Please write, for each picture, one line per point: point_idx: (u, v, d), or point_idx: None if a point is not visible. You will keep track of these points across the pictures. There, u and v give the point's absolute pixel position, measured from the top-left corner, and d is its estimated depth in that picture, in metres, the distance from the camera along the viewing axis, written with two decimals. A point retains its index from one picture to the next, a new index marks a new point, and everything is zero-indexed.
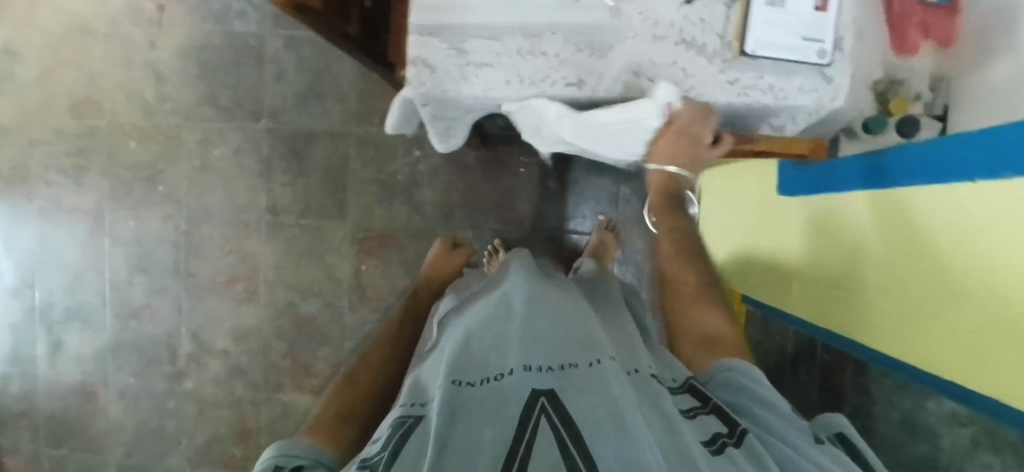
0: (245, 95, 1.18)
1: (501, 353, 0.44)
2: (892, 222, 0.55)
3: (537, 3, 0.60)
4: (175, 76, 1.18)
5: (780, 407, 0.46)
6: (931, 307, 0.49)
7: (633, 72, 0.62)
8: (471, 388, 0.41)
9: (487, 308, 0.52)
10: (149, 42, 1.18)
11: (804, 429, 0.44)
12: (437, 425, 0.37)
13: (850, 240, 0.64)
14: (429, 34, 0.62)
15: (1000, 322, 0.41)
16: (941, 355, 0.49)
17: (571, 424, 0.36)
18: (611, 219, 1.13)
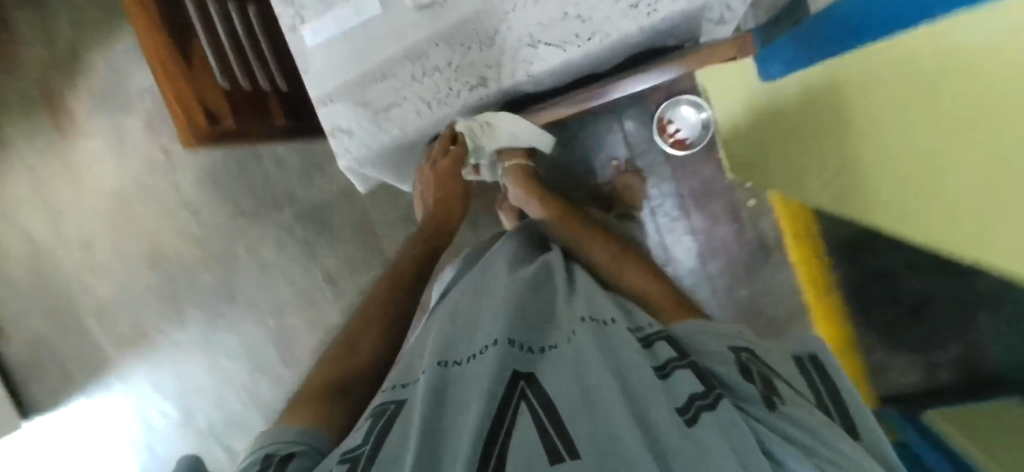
0: (263, 192, 1.29)
1: (482, 330, 0.45)
2: (909, 65, 0.40)
3: (409, 23, 0.57)
4: (205, 203, 1.32)
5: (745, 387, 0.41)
6: (972, 174, 0.35)
7: (530, 44, 0.57)
8: (456, 367, 0.41)
9: (455, 307, 0.51)
10: (174, 184, 1.32)
11: (760, 397, 0.40)
12: (422, 410, 0.36)
13: (863, 105, 0.48)
14: (331, 104, 0.62)
15: None
16: (986, 244, 0.34)
17: (552, 407, 0.35)
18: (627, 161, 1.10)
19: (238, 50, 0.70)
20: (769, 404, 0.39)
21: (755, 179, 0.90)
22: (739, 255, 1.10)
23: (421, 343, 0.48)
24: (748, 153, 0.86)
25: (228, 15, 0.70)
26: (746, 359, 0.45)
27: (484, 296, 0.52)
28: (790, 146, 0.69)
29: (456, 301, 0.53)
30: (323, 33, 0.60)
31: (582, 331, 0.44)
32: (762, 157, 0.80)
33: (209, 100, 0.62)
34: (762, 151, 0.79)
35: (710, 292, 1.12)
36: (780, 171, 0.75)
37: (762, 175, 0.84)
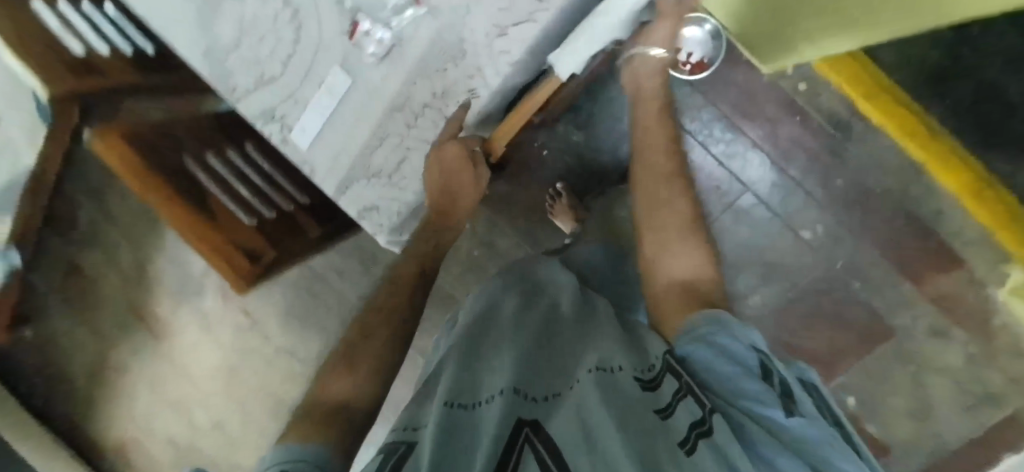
0: (340, 307, 1.31)
1: (496, 372, 0.39)
2: None
3: (382, 79, 0.57)
4: (294, 340, 1.36)
5: (753, 393, 0.35)
6: None
7: (500, 34, 0.53)
8: (463, 409, 0.34)
9: (457, 350, 0.44)
10: (264, 336, 1.37)
11: (771, 402, 0.33)
12: (430, 453, 0.29)
13: None
14: (349, 188, 0.62)
15: None
16: None
17: (561, 457, 0.28)
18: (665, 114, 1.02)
19: (253, 187, 0.72)
20: (785, 411, 0.32)
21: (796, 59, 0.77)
22: (817, 145, 0.99)
23: (424, 389, 0.41)
24: (773, 33, 0.75)
25: (230, 162, 0.73)
26: (766, 362, 0.38)
27: (487, 341, 0.45)
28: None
29: (467, 339, 0.46)
30: (312, 128, 0.60)
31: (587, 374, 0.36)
32: (790, 21, 0.68)
33: (238, 239, 0.62)
34: (786, 15, 0.68)
35: (806, 198, 1.01)
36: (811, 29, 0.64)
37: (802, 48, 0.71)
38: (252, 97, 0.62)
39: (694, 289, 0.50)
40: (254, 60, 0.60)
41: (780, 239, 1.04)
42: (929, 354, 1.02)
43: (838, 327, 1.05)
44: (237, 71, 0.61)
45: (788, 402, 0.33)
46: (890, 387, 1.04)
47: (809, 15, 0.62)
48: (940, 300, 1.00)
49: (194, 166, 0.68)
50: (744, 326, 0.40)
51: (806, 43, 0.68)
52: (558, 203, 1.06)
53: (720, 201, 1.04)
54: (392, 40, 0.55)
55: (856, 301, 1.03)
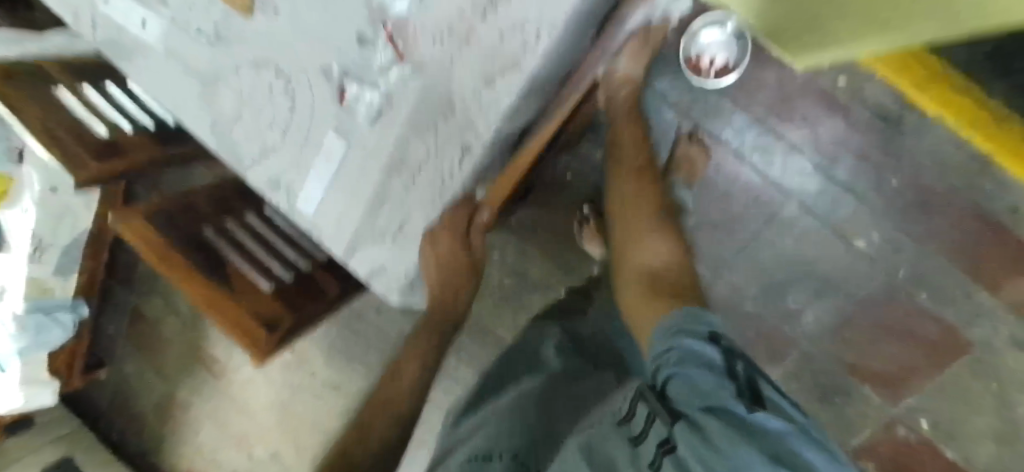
0: (380, 341, 1.34)
1: (510, 435, 0.55)
2: None
3: (377, 140, 0.56)
4: (339, 374, 1.39)
5: (724, 395, 0.43)
6: None
7: (487, 85, 0.50)
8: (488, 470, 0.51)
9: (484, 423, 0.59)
10: (311, 372, 1.42)
11: (732, 403, 0.42)
12: None
13: None
14: (356, 248, 0.61)
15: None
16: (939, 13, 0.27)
17: None
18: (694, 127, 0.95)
19: (274, 249, 0.73)
20: (748, 406, 0.42)
21: None
22: (867, 145, 0.89)
23: (455, 455, 0.57)
24: None
25: (251, 225, 0.75)
26: (726, 361, 0.47)
27: (508, 407, 0.60)
28: None
29: (492, 415, 0.60)
30: (317, 193, 0.60)
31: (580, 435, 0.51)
32: None
33: (260, 308, 0.64)
34: None
35: (856, 204, 0.92)
36: None
37: None
38: (257, 167, 0.63)
39: (665, 283, 0.59)
40: (257, 131, 0.62)
41: (831, 249, 0.95)
42: (1015, 370, 0.91)
43: (905, 343, 0.95)
44: (242, 143, 0.63)
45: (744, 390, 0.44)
46: (972, 407, 0.94)
47: None
48: None
49: (215, 235, 0.70)
50: (699, 331, 0.50)
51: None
52: (587, 227, 1.00)
53: (761, 213, 0.97)
54: (383, 102, 0.54)
55: (925, 312, 0.93)
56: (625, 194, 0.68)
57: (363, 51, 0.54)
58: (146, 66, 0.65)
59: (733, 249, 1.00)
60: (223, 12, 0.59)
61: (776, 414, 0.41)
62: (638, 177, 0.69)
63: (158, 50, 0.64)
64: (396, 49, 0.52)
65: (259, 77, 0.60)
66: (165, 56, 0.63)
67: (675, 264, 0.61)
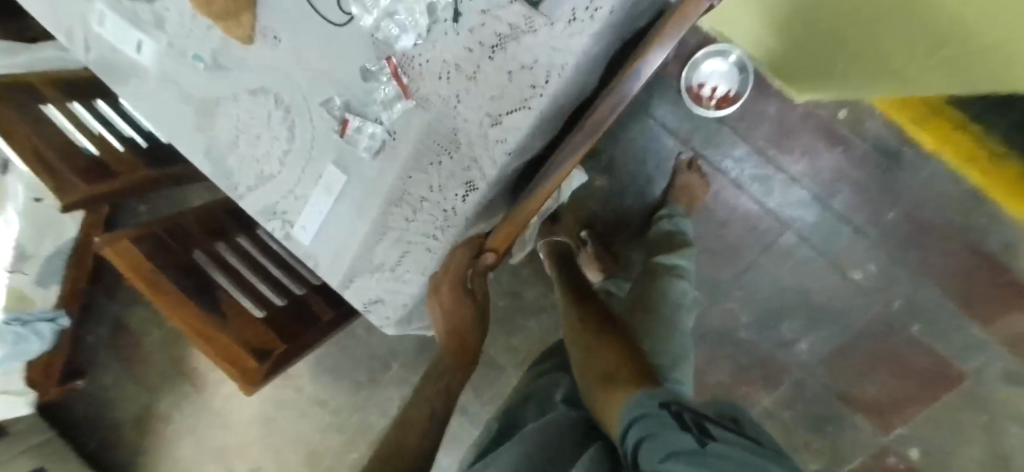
0: (369, 358, 1.32)
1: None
2: None
3: (377, 175, 0.55)
4: (326, 390, 1.36)
5: (681, 436, 0.37)
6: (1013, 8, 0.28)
7: (494, 122, 0.50)
8: None
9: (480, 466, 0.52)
10: (297, 388, 1.38)
11: (690, 443, 0.36)
12: None
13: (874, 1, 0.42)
14: (352, 281, 0.59)
15: None
16: None
17: None
18: (693, 154, 0.95)
19: (267, 276, 0.71)
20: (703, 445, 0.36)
21: (849, 91, 0.64)
22: (863, 178, 0.90)
23: None
24: (812, 64, 0.65)
25: (242, 249, 0.73)
26: (678, 407, 0.42)
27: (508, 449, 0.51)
28: (834, 64, 0.59)
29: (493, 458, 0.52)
30: (313, 224, 0.59)
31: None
32: (824, 67, 0.62)
33: (252, 338, 0.61)
34: (820, 63, 0.62)
35: (852, 236, 0.93)
36: (847, 81, 0.60)
37: (846, 83, 0.61)
38: (252, 195, 0.61)
39: (613, 376, 0.48)
40: (253, 159, 0.60)
41: (826, 278, 0.95)
42: (1004, 401, 0.92)
43: (898, 374, 0.96)
44: (237, 170, 0.61)
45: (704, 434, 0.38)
46: (962, 438, 0.95)
47: (839, 71, 0.60)
48: (1016, 343, 0.90)
49: (206, 261, 0.68)
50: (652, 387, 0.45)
51: (856, 89, 0.61)
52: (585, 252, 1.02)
53: (757, 242, 0.97)
54: (384, 135, 0.53)
55: (917, 344, 0.94)
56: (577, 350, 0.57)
57: (366, 85, 0.53)
58: (139, 88, 0.63)
59: (729, 277, 1.00)
60: (219, 39, 0.57)
61: (743, 450, 0.36)
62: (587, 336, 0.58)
63: (151, 73, 0.62)
64: (400, 83, 0.51)
65: (256, 105, 0.58)
66: (159, 79, 0.61)
67: (623, 365, 0.50)
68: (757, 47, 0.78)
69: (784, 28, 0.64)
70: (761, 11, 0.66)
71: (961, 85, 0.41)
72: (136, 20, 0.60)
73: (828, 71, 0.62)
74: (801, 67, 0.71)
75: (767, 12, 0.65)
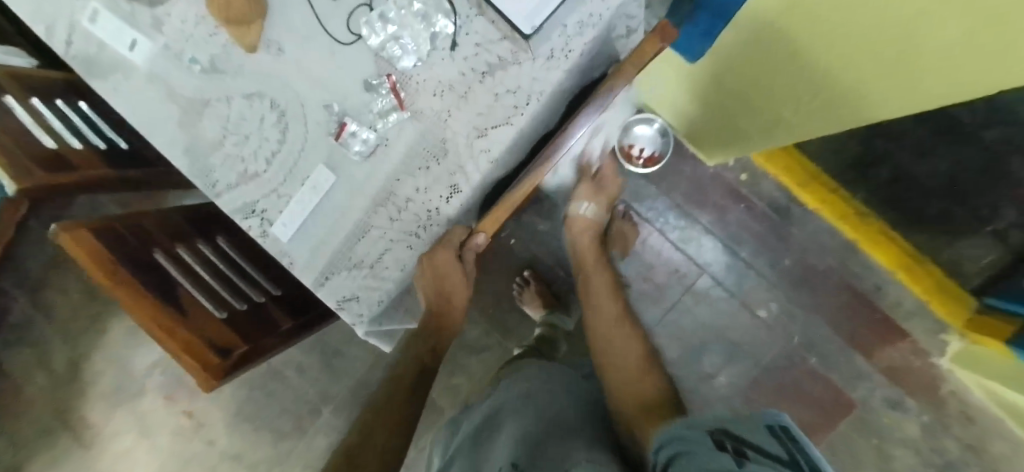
0: (296, 404, 1.24)
1: (505, 430, 0.59)
2: (792, 28, 0.49)
3: (366, 177, 0.60)
4: (242, 444, 1.25)
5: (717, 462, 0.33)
6: (881, 61, 0.42)
7: (479, 135, 0.58)
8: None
9: (484, 427, 0.64)
10: (208, 441, 1.25)
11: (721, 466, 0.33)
12: None
13: (776, 67, 0.57)
14: (328, 278, 0.61)
15: (913, 54, 0.38)
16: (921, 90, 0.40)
17: None
18: (627, 205, 1.09)
19: (227, 281, 0.71)
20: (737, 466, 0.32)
21: (753, 147, 0.81)
22: (762, 230, 1.08)
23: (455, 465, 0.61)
24: (724, 124, 0.81)
25: (201, 254, 0.72)
26: (720, 433, 0.37)
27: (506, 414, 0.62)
28: (744, 122, 0.75)
29: (492, 422, 0.63)
30: (294, 221, 0.61)
31: (580, 441, 0.51)
32: (735, 127, 0.79)
33: (215, 337, 0.61)
34: (731, 123, 0.79)
35: (756, 279, 1.08)
36: (753, 137, 0.77)
37: (753, 139, 0.77)
38: (231, 192, 0.63)
39: (646, 400, 0.61)
40: (239, 158, 0.62)
41: (738, 317, 1.09)
42: (887, 425, 1.07)
43: (801, 404, 1.09)
44: (219, 168, 0.63)
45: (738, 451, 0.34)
46: (855, 461, 1.08)
47: (747, 128, 0.76)
48: (890, 372, 1.07)
49: (165, 261, 0.66)
50: (700, 417, 0.40)
51: (760, 147, 0.79)
52: (528, 290, 1.10)
53: (680, 283, 1.10)
54: (377, 140, 0.59)
55: (814, 375, 1.08)
56: (610, 353, 0.71)
57: (365, 95, 0.59)
58: (120, 85, 0.63)
59: (658, 316, 1.11)
60: (223, 45, 0.62)
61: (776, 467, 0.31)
62: (618, 341, 0.75)
63: (139, 71, 0.63)
64: (397, 96, 0.58)
65: (251, 107, 0.62)
66: (146, 77, 0.63)
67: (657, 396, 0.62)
68: (676, 115, 0.95)
69: (701, 96, 0.81)
70: (682, 84, 0.82)
71: (842, 126, 0.56)
72: (133, 20, 0.63)
73: (739, 129, 0.78)
74: (713, 130, 0.87)
75: (687, 84, 0.81)
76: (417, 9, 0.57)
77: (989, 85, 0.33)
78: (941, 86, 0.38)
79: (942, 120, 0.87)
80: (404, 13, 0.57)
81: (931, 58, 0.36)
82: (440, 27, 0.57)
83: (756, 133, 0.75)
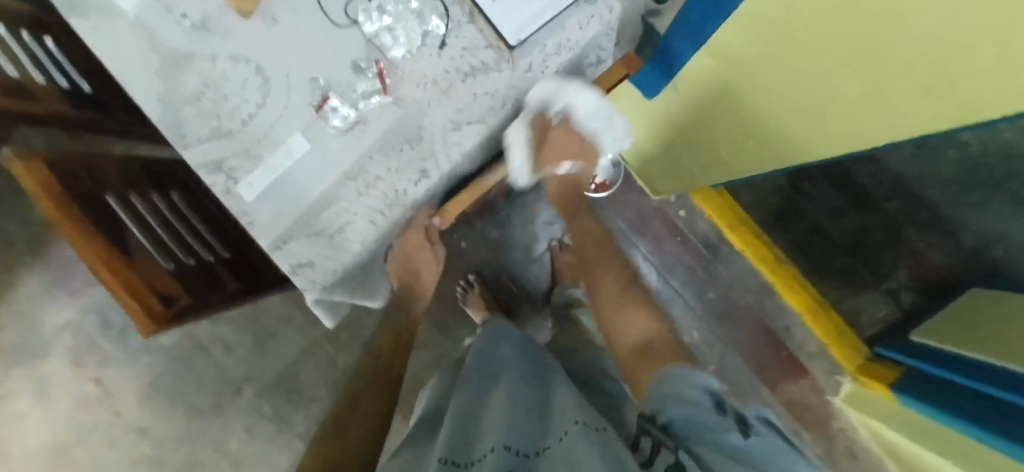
0: (218, 382, 1.20)
1: (497, 399, 0.60)
2: (760, 55, 0.56)
3: (339, 150, 0.63)
4: (152, 419, 1.20)
5: (727, 426, 0.56)
6: (833, 97, 0.49)
7: (454, 128, 0.64)
8: (466, 464, 0.50)
9: (474, 388, 0.66)
10: (114, 412, 1.20)
11: (733, 428, 0.56)
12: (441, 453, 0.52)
13: (742, 92, 0.64)
14: (286, 243, 0.63)
15: (864, 89, 0.45)
16: (864, 125, 0.48)
17: None
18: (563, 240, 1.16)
19: (177, 236, 0.71)
20: (744, 433, 0.55)
21: (707, 176, 0.90)
22: (695, 265, 1.19)
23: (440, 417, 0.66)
24: (680, 155, 0.90)
25: (154, 205, 0.72)
26: (717, 402, 0.60)
27: (497, 385, 0.64)
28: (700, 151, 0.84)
29: (476, 385, 0.67)
30: (262, 183, 0.62)
31: (574, 427, 0.50)
32: (692, 157, 0.87)
33: (161, 285, 0.61)
34: (688, 153, 0.87)
35: (683, 308, 1.19)
36: (708, 167, 0.85)
37: (709, 169, 0.86)
38: (200, 148, 0.63)
39: (647, 346, 0.74)
40: (214, 115, 0.63)
41: None
42: None
43: None
44: (192, 123, 0.63)
45: (742, 426, 0.56)
46: None
47: (703, 158, 0.85)
48: (790, 406, 1.19)
49: (115, 203, 0.65)
50: (698, 380, 0.62)
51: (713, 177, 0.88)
52: (471, 294, 1.14)
53: None
54: (356, 118, 0.62)
55: None
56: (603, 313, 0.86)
57: (352, 76, 0.62)
58: (94, 25, 0.61)
59: None
60: (217, 7, 0.62)
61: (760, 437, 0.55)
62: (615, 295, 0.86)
63: (118, 14, 0.61)
64: (383, 82, 0.62)
65: (235, 70, 0.63)
66: (130, 24, 0.62)
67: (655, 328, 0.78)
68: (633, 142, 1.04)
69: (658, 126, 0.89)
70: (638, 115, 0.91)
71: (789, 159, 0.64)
72: None
73: (696, 160, 0.87)
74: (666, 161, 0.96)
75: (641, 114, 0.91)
76: (413, 7, 0.61)
77: (924, 119, 0.41)
78: (879, 122, 0.45)
79: (838, 177, 1.11)
80: (401, 8, 0.61)
81: (876, 94, 0.44)
82: (433, 26, 0.62)
83: (711, 161, 0.83)
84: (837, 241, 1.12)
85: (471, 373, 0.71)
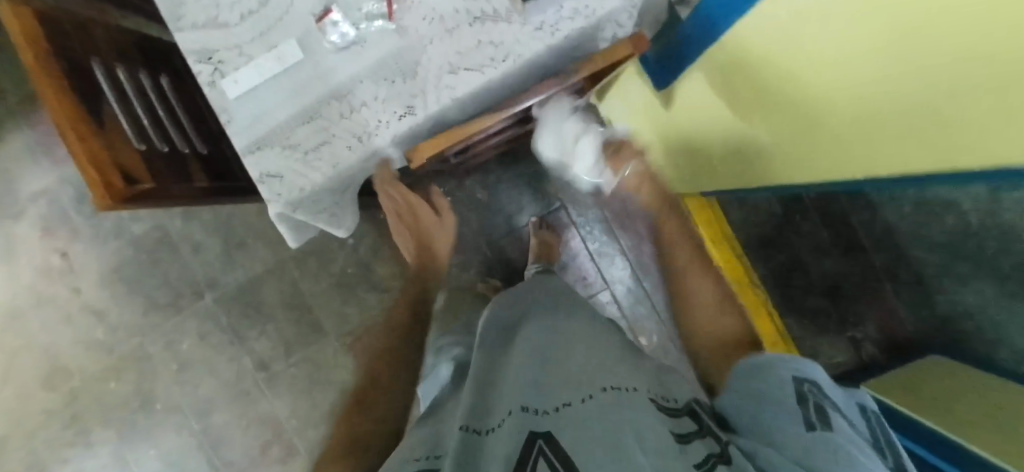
0: (181, 281, 1.20)
1: (509, 369, 0.57)
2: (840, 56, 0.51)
3: (332, 66, 0.61)
4: (108, 304, 1.21)
5: (793, 421, 0.41)
6: (922, 111, 0.46)
7: (451, 71, 0.62)
8: (481, 433, 0.47)
9: (493, 353, 0.63)
10: (73, 288, 1.20)
11: (802, 422, 0.40)
12: (462, 419, 0.50)
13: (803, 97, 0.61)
14: (257, 149, 0.61)
15: (959, 106, 0.41)
16: (952, 146, 0.45)
17: (566, 460, 0.40)
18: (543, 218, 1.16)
19: (155, 120, 0.70)
20: (811, 427, 0.40)
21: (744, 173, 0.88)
22: None
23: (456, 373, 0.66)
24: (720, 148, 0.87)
25: (138, 84, 0.70)
26: (803, 390, 0.44)
27: (508, 355, 0.61)
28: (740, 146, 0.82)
29: (489, 348, 0.64)
30: (246, 83, 0.60)
31: (599, 391, 0.47)
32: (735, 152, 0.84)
33: (127, 164, 0.60)
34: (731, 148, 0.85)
35: (650, 311, 1.18)
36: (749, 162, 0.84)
37: (748, 168, 0.85)
38: (193, 33, 0.61)
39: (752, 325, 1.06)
40: (213, 3, 0.61)
41: None
42: None
43: None
44: (191, 5, 0.61)
45: (816, 421, 0.40)
46: None
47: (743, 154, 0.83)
48: None
49: (100, 72, 0.64)
50: (785, 361, 0.47)
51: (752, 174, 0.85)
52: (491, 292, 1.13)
53: (584, 292, 1.18)
54: (355, 38, 0.60)
55: None
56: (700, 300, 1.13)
57: None
58: None
59: None
60: None
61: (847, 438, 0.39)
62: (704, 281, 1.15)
63: None
64: (390, 7, 0.60)
65: None
66: None
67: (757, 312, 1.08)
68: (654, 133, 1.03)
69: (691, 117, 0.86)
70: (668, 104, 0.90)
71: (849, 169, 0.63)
72: None
73: (738, 155, 0.84)
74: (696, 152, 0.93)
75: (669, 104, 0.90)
76: None
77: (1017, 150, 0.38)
78: (973, 143, 0.43)
79: (835, 214, 1.12)
80: None
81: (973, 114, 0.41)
82: None
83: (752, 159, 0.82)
84: (817, 280, 1.14)
85: (484, 335, 0.68)
